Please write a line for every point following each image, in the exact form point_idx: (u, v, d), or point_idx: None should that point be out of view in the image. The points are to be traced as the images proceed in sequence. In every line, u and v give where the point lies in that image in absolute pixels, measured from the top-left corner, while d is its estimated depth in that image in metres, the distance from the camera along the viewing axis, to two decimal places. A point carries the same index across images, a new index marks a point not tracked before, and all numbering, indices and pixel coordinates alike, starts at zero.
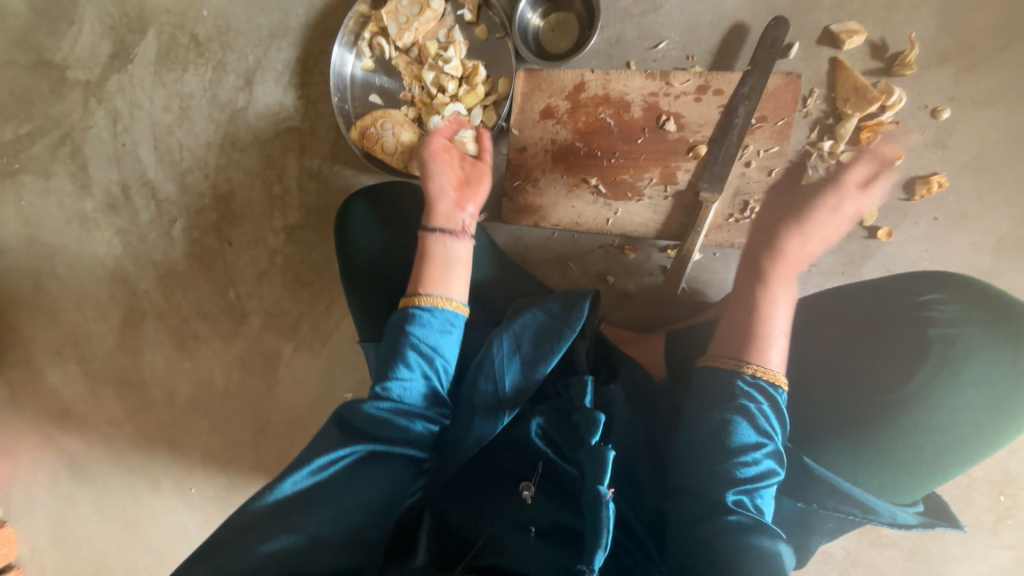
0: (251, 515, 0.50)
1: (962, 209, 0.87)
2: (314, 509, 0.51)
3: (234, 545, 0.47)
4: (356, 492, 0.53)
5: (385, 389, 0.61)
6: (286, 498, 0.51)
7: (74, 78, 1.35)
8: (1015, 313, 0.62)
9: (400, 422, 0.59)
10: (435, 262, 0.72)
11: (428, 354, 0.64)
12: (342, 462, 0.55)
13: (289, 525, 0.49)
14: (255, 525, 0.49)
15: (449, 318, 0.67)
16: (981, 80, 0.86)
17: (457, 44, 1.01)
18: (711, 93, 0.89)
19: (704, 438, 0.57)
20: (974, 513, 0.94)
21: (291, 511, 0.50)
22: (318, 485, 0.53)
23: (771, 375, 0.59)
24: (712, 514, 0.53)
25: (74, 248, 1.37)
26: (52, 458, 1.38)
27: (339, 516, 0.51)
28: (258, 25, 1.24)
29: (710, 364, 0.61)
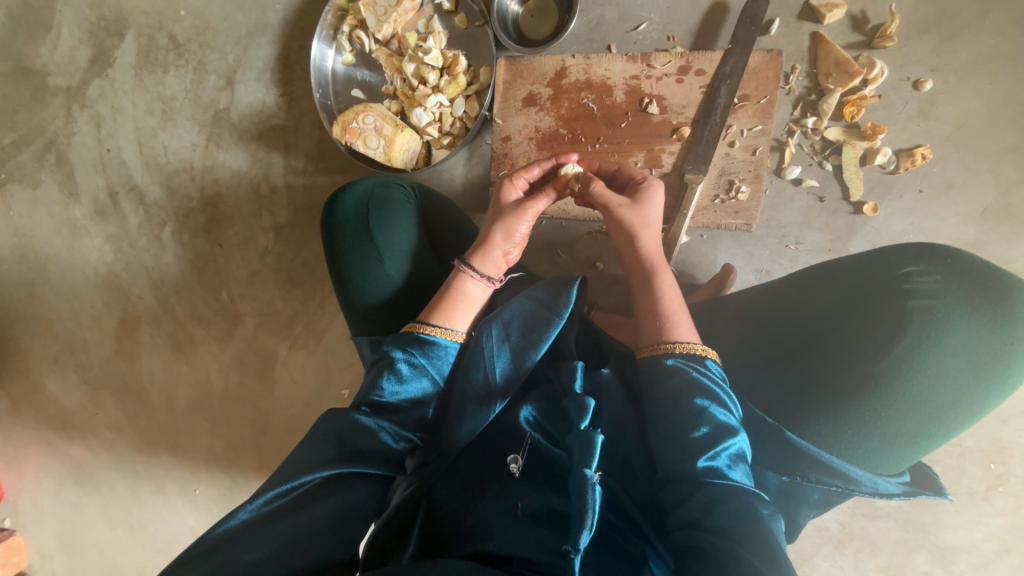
0: (218, 538, 0.50)
1: (947, 180, 0.87)
2: (283, 526, 0.51)
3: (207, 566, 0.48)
4: (325, 505, 0.53)
5: (375, 408, 0.62)
6: (253, 520, 0.51)
7: (55, 84, 1.34)
8: (992, 283, 0.63)
9: (386, 439, 0.60)
10: (463, 300, 0.75)
11: (422, 368, 0.67)
12: (309, 482, 0.54)
13: (261, 540, 0.50)
14: (223, 545, 0.49)
15: (448, 348, 0.70)
16: (963, 49, 0.85)
17: (436, 34, 1.00)
18: (693, 74, 0.89)
19: (690, 415, 0.58)
20: (966, 482, 0.96)
21: (259, 529, 0.50)
22: (285, 504, 0.53)
23: (691, 350, 0.63)
24: (702, 486, 0.54)
25: (65, 256, 1.37)
26: (56, 465, 1.39)
27: (309, 525, 0.51)
28: (237, 24, 1.23)
29: (674, 348, 0.63)
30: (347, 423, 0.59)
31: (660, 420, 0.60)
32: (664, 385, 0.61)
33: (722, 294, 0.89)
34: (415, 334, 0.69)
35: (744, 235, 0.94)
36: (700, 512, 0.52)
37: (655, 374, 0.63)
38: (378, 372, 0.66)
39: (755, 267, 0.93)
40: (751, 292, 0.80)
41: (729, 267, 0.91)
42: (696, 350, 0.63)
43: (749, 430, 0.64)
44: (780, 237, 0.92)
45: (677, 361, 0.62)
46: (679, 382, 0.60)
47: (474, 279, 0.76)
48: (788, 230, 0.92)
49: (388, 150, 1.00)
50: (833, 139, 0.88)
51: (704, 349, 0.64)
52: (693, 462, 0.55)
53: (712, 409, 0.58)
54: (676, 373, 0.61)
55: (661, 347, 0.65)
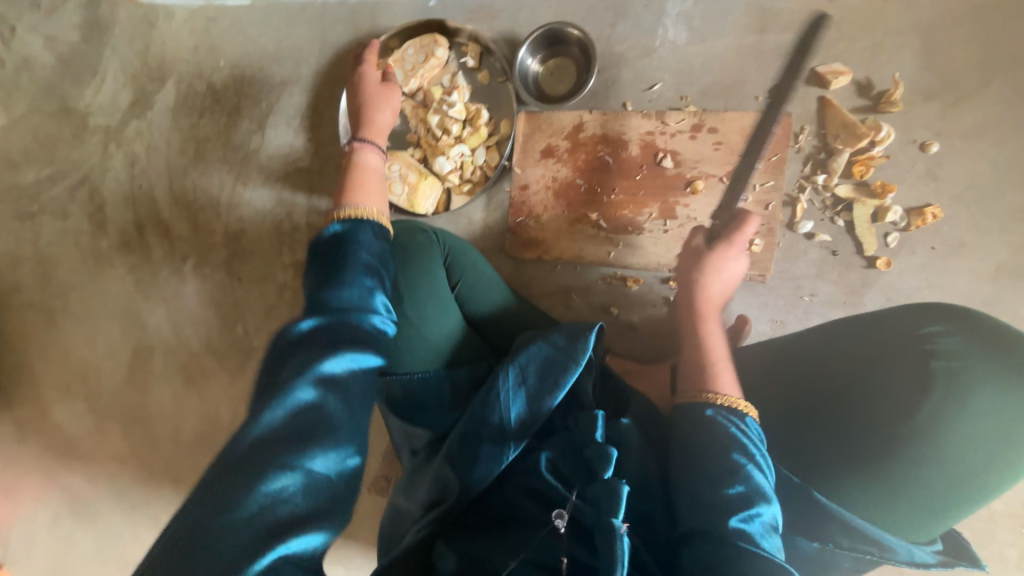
0: (219, 470, 0.44)
1: (959, 238, 0.88)
2: (285, 449, 0.45)
3: (208, 515, 0.41)
4: (327, 416, 0.48)
5: (335, 304, 0.57)
6: (249, 450, 0.45)
7: (95, 124, 1.42)
8: (1017, 343, 0.61)
9: (354, 323, 0.56)
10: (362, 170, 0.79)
11: (359, 261, 0.62)
12: (302, 397, 0.48)
13: (268, 470, 0.43)
14: (223, 475, 0.43)
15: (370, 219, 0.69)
16: (967, 115, 0.88)
17: (460, 89, 1.05)
18: (706, 131, 0.93)
19: (720, 479, 0.56)
20: (997, 549, 0.91)
21: (259, 452, 0.44)
22: (280, 425, 0.46)
23: (733, 404, 0.63)
24: (738, 553, 0.51)
25: (88, 285, 1.41)
26: (55, 495, 1.37)
27: (325, 452, 0.46)
28: (271, 74, 1.29)
29: (714, 399, 0.64)
30: (326, 341, 0.53)
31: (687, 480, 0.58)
32: (697, 440, 0.60)
33: (739, 345, 0.89)
34: (348, 232, 0.65)
35: (759, 285, 0.94)
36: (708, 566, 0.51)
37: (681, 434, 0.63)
38: (328, 276, 0.60)
39: (770, 317, 0.94)
40: (774, 345, 0.81)
41: (745, 319, 0.91)
42: (738, 405, 0.62)
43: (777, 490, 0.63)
44: (794, 289, 0.93)
45: (716, 412, 0.62)
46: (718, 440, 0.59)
47: (368, 151, 0.83)
48: (801, 281, 0.93)
49: (412, 197, 1.03)
50: (844, 196, 0.90)
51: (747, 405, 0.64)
52: (721, 526, 0.53)
53: (748, 469, 0.57)
54: (719, 425, 0.61)
55: (705, 395, 0.65)
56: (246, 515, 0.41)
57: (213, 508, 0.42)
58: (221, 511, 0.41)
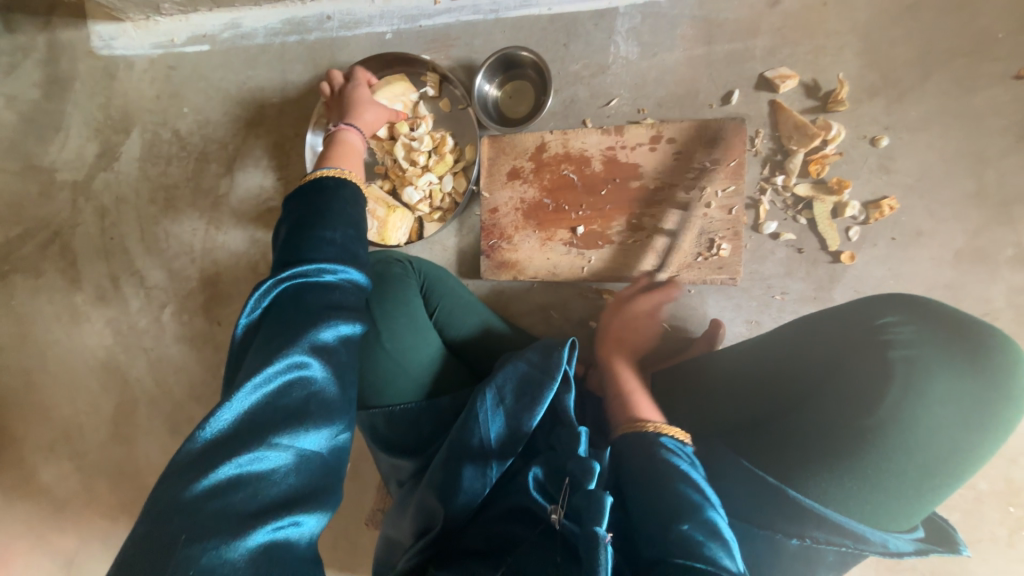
0: (198, 453, 0.45)
1: (917, 227, 0.90)
2: (272, 428, 0.48)
3: (192, 494, 0.43)
4: (313, 394, 0.52)
5: (308, 276, 0.59)
6: (235, 430, 0.47)
7: (62, 179, 1.41)
8: (965, 329, 0.64)
9: (330, 298, 0.59)
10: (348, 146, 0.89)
11: (331, 235, 0.64)
12: (286, 377, 0.51)
13: (259, 448, 0.47)
14: (206, 457, 0.45)
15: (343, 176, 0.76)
16: (912, 108, 0.91)
17: (424, 119, 1.05)
18: (665, 142, 0.94)
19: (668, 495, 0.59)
20: (987, 528, 0.92)
21: (245, 434, 0.47)
22: (263, 405, 0.49)
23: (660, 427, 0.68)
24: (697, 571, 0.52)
25: (66, 341, 1.39)
26: (45, 560, 1.34)
27: (314, 430, 0.50)
28: (236, 117, 1.30)
29: (659, 428, 0.67)
30: (306, 323, 0.55)
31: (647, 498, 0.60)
32: (649, 461, 0.64)
33: (715, 348, 0.91)
34: (327, 211, 0.66)
35: (731, 288, 0.96)
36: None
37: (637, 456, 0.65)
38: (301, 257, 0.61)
39: (744, 319, 0.95)
40: (744, 347, 0.86)
41: (718, 323, 0.93)
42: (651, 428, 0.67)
43: (753, 490, 0.65)
44: (766, 289, 0.95)
45: (667, 440, 0.65)
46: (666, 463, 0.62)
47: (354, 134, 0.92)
48: (772, 281, 0.95)
49: (382, 230, 1.04)
50: (803, 195, 0.92)
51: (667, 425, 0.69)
52: (674, 540, 0.55)
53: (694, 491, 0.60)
54: (652, 451, 0.64)
55: (639, 423, 0.69)
56: (245, 488, 0.45)
57: (199, 486, 0.43)
58: (214, 487, 0.44)
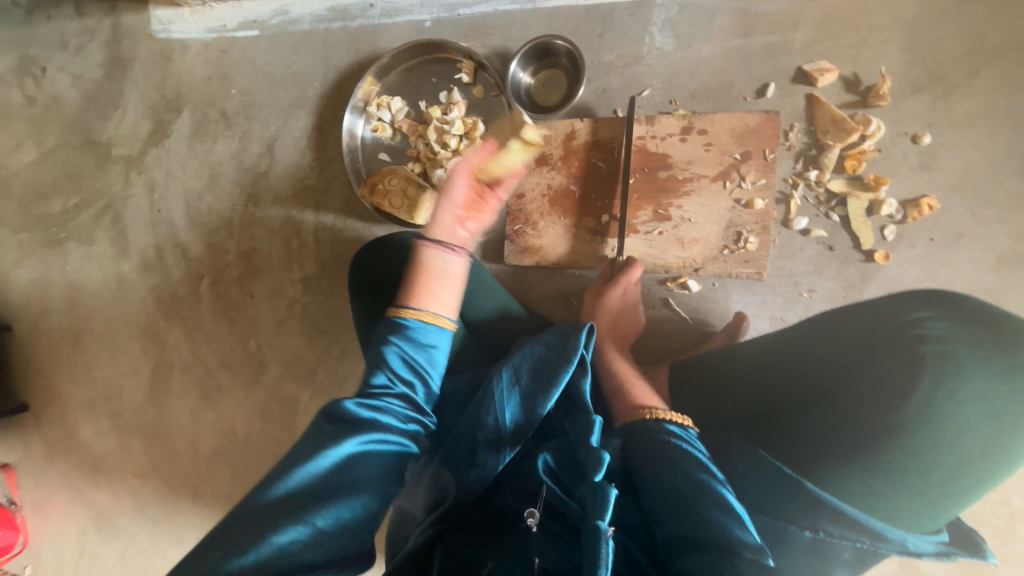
0: (255, 510, 0.51)
1: (958, 229, 0.87)
2: (320, 502, 0.52)
3: (230, 547, 0.48)
4: (361, 478, 0.56)
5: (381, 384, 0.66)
6: (283, 498, 0.52)
7: (117, 154, 1.50)
8: (999, 327, 0.63)
9: (388, 416, 0.63)
10: (427, 271, 0.74)
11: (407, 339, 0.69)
12: (344, 457, 0.57)
13: (293, 521, 0.50)
14: (261, 513, 0.51)
15: (422, 327, 0.70)
16: (958, 106, 0.88)
17: (458, 105, 1.09)
18: (696, 134, 0.94)
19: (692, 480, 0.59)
20: (1019, 547, 0.88)
21: (297, 503, 0.52)
22: (317, 481, 0.54)
23: (671, 415, 0.68)
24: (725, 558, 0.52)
25: (111, 306, 1.48)
26: (81, 511, 1.42)
27: (353, 504, 0.54)
28: (279, 99, 1.36)
29: (658, 414, 0.68)
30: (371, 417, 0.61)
31: (663, 481, 0.60)
32: (662, 445, 0.64)
33: (737, 341, 0.90)
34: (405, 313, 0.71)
35: (757, 283, 0.95)
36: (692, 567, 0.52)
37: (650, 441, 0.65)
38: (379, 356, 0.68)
39: (769, 315, 0.94)
40: (763, 340, 0.82)
41: (742, 316, 0.92)
42: (662, 414, 0.68)
43: (767, 480, 0.63)
44: (793, 286, 0.93)
45: (676, 427, 0.66)
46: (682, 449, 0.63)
47: (437, 248, 0.75)
48: (799, 278, 0.93)
49: (411, 209, 1.06)
50: (837, 191, 0.90)
51: (682, 417, 0.68)
52: (699, 525, 0.55)
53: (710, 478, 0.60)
54: (670, 435, 0.64)
55: (638, 410, 0.71)
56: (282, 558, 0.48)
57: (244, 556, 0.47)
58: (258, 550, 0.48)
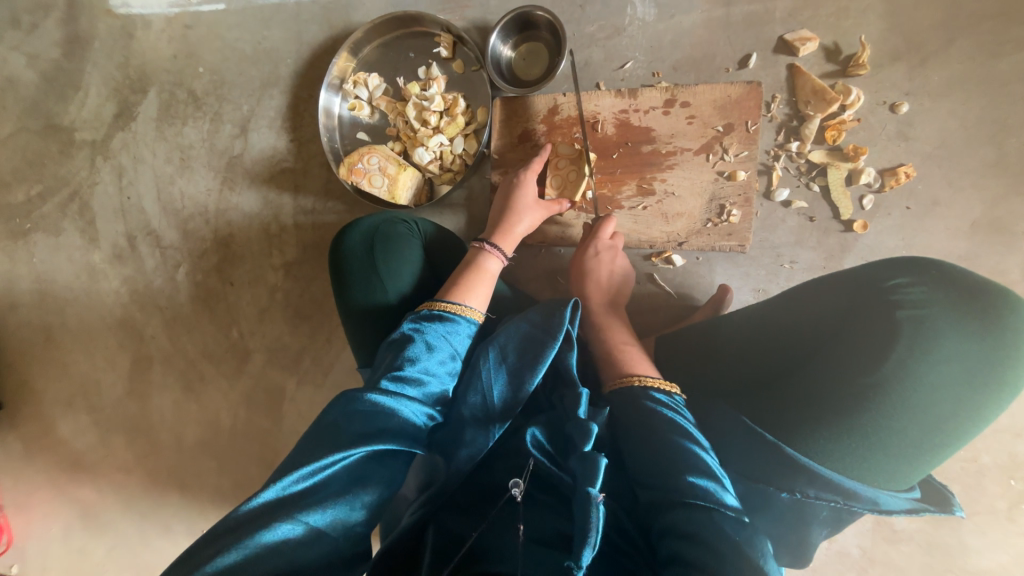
0: (241, 517, 0.50)
1: (933, 197, 0.89)
2: (309, 508, 0.51)
3: (223, 547, 0.48)
4: (357, 485, 0.55)
5: (397, 380, 0.65)
6: (279, 500, 0.52)
7: (81, 139, 1.43)
8: (975, 289, 0.63)
9: (404, 412, 0.63)
10: (483, 272, 0.83)
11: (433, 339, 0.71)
12: (337, 466, 0.55)
13: (286, 520, 0.50)
14: (247, 520, 0.50)
15: (466, 326, 0.76)
16: (934, 74, 0.89)
17: (438, 80, 1.06)
18: (679, 106, 0.93)
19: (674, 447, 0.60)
20: (987, 501, 0.92)
21: (285, 507, 0.51)
22: (310, 488, 0.53)
23: (661, 384, 0.69)
24: (704, 515, 0.53)
25: (84, 299, 1.42)
26: (64, 509, 1.39)
27: (344, 509, 0.53)
28: (251, 78, 1.31)
29: (646, 382, 0.70)
30: (373, 414, 0.60)
31: (646, 446, 0.61)
32: (644, 412, 0.65)
33: (721, 313, 0.91)
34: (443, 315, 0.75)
35: (740, 256, 0.96)
36: (677, 519, 0.54)
37: (633, 410, 0.67)
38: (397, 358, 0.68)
39: (752, 287, 0.95)
40: (746, 311, 0.83)
41: (725, 288, 0.93)
42: (647, 382, 0.69)
43: (750, 446, 0.65)
44: (775, 257, 0.94)
45: (662, 396, 0.67)
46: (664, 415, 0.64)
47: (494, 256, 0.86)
48: (781, 249, 0.94)
49: (392, 188, 1.03)
50: (817, 161, 0.91)
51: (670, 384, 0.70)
52: (681, 485, 0.56)
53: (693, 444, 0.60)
54: (651, 403, 0.66)
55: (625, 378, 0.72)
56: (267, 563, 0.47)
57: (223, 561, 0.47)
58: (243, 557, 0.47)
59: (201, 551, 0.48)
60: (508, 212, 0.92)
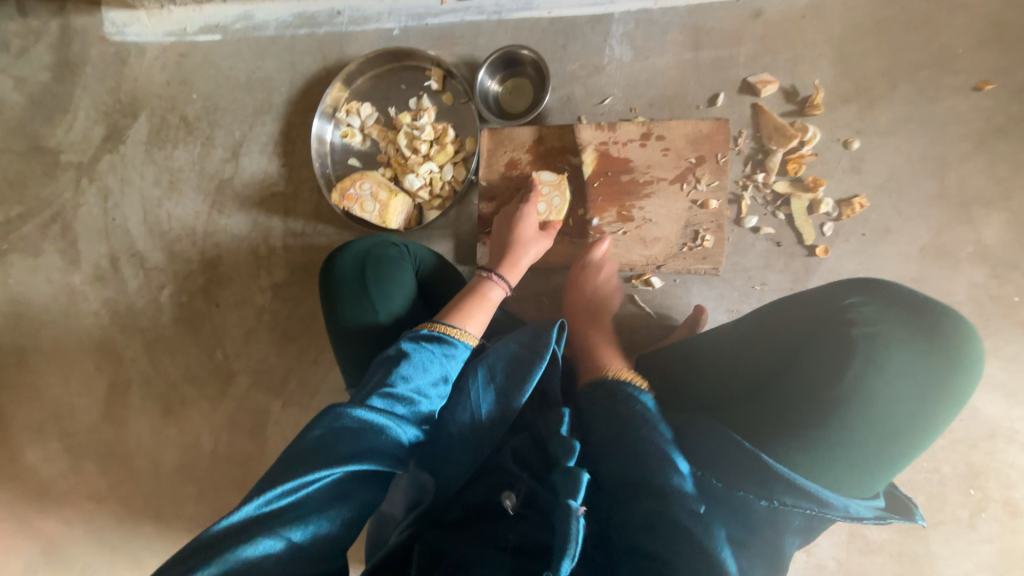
0: (223, 532, 0.51)
1: (885, 225, 0.97)
2: (290, 524, 0.53)
3: (204, 561, 0.49)
4: (338, 500, 0.56)
5: (386, 396, 0.67)
6: (262, 514, 0.53)
7: (67, 160, 1.43)
8: (920, 307, 0.70)
9: (393, 429, 0.64)
10: (482, 302, 0.86)
11: (427, 360, 0.73)
12: (320, 484, 0.56)
13: (268, 535, 0.52)
14: (228, 536, 0.51)
15: (462, 347, 0.78)
16: (882, 114, 0.98)
17: (428, 111, 1.12)
18: (654, 139, 1.00)
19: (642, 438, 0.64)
20: (950, 510, 0.97)
21: (266, 525, 0.52)
22: (291, 505, 0.54)
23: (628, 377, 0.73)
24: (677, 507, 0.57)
25: (61, 321, 1.40)
26: (28, 542, 1.33)
27: (322, 524, 0.55)
28: (244, 105, 1.34)
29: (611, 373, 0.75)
30: (362, 430, 0.61)
31: (613, 436, 0.66)
32: (612, 405, 0.69)
33: (697, 332, 0.96)
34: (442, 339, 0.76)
35: (714, 278, 1.01)
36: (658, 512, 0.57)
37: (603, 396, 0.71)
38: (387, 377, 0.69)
39: (726, 308, 1.01)
40: (716, 334, 0.90)
41: (701, 308, 0.98)
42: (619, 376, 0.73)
43: (725, 454, 0.68)
44: (746, 280, 1.00)
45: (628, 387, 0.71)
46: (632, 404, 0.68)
47: (495, 285, 0.89)
48: (752, 272, 1.00)
49: (383, 213, 1.07)
50: (781, 191, 0.98)
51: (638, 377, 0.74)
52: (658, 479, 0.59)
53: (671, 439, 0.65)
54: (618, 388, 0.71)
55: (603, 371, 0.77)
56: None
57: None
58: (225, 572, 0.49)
59: (181, 563, 0.50)
60: (510, 247, 0.94)
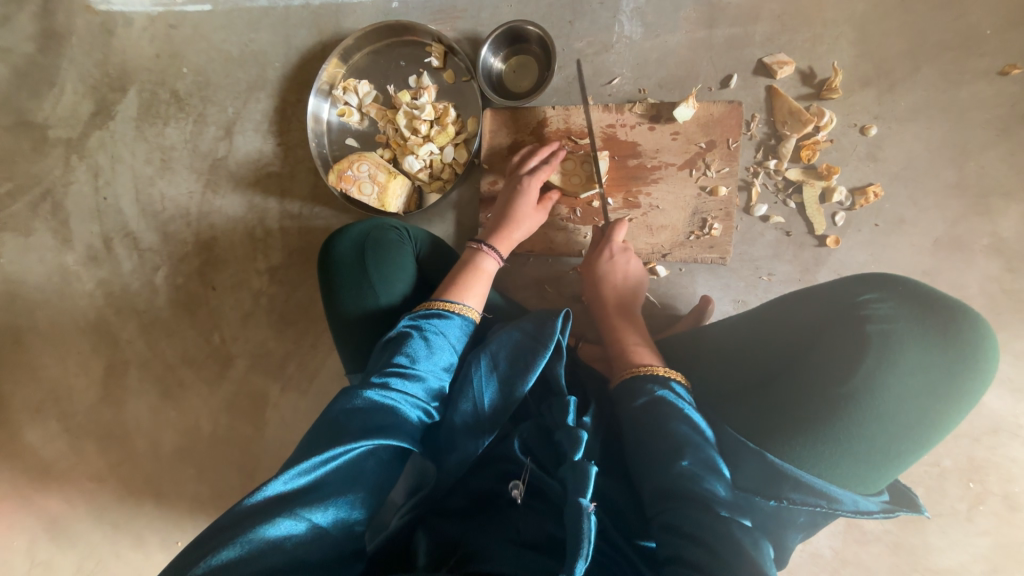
0: (243, 512, 0.50)
1: (900, 215, 0.94)
2: (310, 502, 0.52)
3: (224, 542, 0.48)
4: (356, 481, 0.56)
5: (392, 377, 0.66)
6: (285, 492, 0.52)
7: (55, 136, 1.38)
8: (935, 303, 0.68)
9: (400, 409, 0.63)
10: (478, 274, 0.84)
11: (427, 341, 0.72)
12: (338, 461, 0.55)
13: (289, 515, 0.50)
14: (247, 516, 0.50)
15: (461, 326, 0.76)
16: (901, 99, 0.94)
17: (428, 89, 1.07)
18: (663, 123, 0.97)
19: (666, 442, 0.64)
20: (948, 503, 0.97)
21: (288, 502, 0.52)
22: (312, 483, 0.53)
23: (655, 371, 0.72)
24: (706, 515, 0.56)
25: (55, 301, 1.38)
26: (30, 520, 1.34)
27: (340, 506, 0.54)
28: (238, 80, 1.29)
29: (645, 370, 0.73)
30: (371, 412, 0.61)
31: (641, 437, 0.66)
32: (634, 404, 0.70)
33: (703, 324, 0.94)
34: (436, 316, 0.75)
35: (721, 268, 0.99)
36: (682, 519, 0.56)
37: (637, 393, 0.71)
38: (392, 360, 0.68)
39: (732, 298, 0.99)
40: (725, 323, 0.87)
41: (707, 299, 0.96)
42: (659, 372, 0.72)
43: (730, 453, 0.68)
44: (754, 270, 0.98)
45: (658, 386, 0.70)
46: (645, 402, 0.69)
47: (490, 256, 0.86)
48: (760, 262, 0.98)
49: (382, 197, 1.03)
50: (794, 178, 0.95)
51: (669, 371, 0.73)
52: (684, 484, 0.60)
53: (694, 437, 0.65)
54: (645, 384, 0.71)
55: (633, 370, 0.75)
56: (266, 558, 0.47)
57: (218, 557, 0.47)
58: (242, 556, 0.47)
59: (202, 543, 0.49)
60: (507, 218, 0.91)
